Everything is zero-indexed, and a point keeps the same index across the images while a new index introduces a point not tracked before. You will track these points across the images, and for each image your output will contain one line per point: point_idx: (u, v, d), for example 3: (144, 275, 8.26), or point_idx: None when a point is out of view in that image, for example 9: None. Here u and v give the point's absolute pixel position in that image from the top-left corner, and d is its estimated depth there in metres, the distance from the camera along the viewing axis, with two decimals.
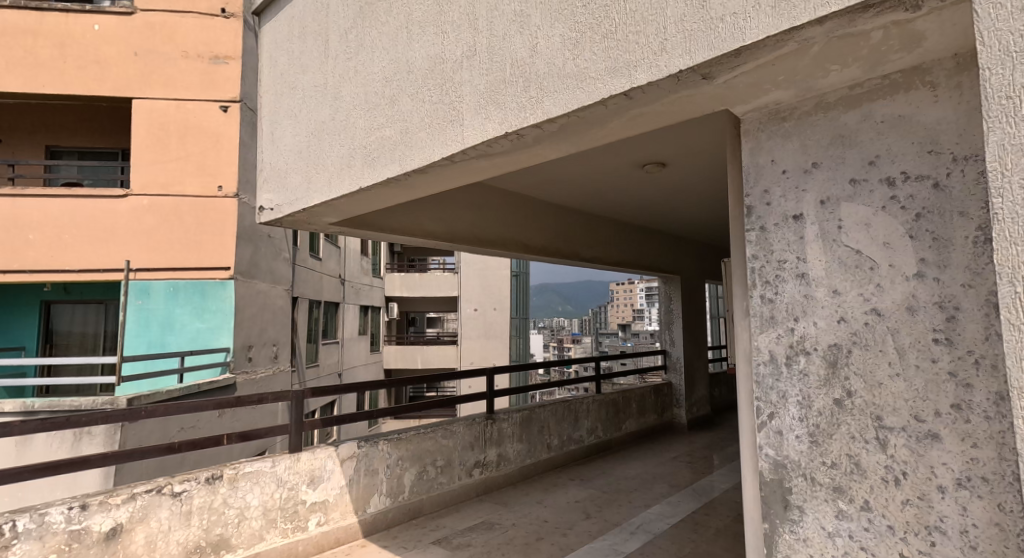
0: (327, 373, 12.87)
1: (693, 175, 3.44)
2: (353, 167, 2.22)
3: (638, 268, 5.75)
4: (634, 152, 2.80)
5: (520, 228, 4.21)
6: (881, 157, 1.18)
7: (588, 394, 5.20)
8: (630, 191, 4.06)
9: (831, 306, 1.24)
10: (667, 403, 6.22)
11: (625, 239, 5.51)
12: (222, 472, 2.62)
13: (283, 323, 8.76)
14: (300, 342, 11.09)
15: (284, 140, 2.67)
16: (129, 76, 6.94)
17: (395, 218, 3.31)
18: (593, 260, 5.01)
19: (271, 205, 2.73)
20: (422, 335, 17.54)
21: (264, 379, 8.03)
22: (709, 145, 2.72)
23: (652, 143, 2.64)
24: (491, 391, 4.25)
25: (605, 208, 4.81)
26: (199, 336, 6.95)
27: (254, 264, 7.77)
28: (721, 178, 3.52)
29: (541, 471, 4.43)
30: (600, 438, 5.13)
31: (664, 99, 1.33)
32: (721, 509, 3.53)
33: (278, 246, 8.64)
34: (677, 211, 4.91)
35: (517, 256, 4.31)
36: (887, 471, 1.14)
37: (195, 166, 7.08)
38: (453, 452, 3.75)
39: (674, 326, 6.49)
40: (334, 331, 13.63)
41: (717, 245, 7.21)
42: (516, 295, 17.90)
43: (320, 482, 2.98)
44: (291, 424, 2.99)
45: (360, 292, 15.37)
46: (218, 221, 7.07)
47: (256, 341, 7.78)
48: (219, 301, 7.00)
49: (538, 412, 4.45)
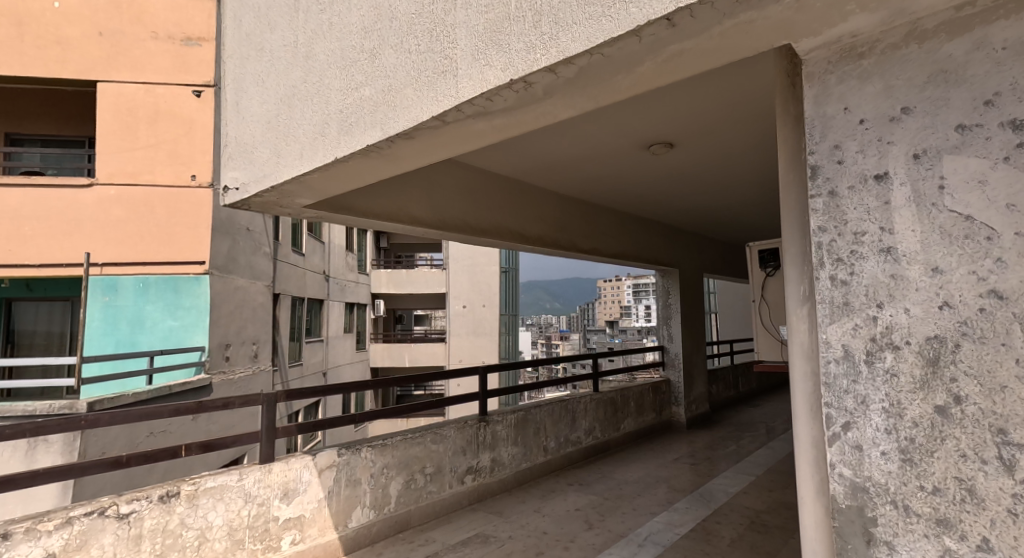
0: (310, 373, 12.47)
1: (702, 151, 3.19)
2: (327, 137, 1.92)
3: (636, 261, 5.50)
4: (643, 118, 2.55)
5: (515, 216, 3.94)
6: (1003, 94, 0.92)
7: (585, 393, 4.95)
8: (633, 174, 3.80)
9: (930, 288, 0.98)
10: (665, 401, 5.99)
11: (624, 230, 5.26)
12: (179, 489, 2.31)
13: (263, 320, 8.38)
14: (282, 340, 10.69)
15: (250, 110, 2.34)
16: (94, 58, 6.50)
17: (379, 201, 3.00)
18: (591, 251, 4.75)
19: (236, 184, 2.40)
20: (410, 333, 17.18)
21: (243, 380, 7.66)
22: (723, 108, 2.48)
23: (663, 103, 2.38)
24: (484, 391, 3.96)
25: (604, 196, 4.56)
26: (171, 335, 6.57)
27: (232, 258, 7.38)
28: (730, 154, 3.29)
29: (537, 475, 4.15)
30: (598, 439, 4.88)
31: (715, 27, 1.05)
32: (732, 516, 3.30)
33: (257, 240, 8.24)
34: (679, 200, 4.67)
35: (512, 247, 4.03)
36: (1014, 501, 0.88)
37: (167, 154, 6.68)
38: (443, 458, 3.46)
39: (672, 321, 6.25)
40: (318, 329, 13.24)
41: (716, 237, 6.99)
42: (505, 292, 17.64)
43: (295, 496, 2.67)
44: (261, 431, 2.66)
45: (346, 289, 14.97)
46: (192, 213, 6.68)
47: (234, 340, 7.40)
48: (193, 297, 6.61)
49: (533, 413, 4.18)
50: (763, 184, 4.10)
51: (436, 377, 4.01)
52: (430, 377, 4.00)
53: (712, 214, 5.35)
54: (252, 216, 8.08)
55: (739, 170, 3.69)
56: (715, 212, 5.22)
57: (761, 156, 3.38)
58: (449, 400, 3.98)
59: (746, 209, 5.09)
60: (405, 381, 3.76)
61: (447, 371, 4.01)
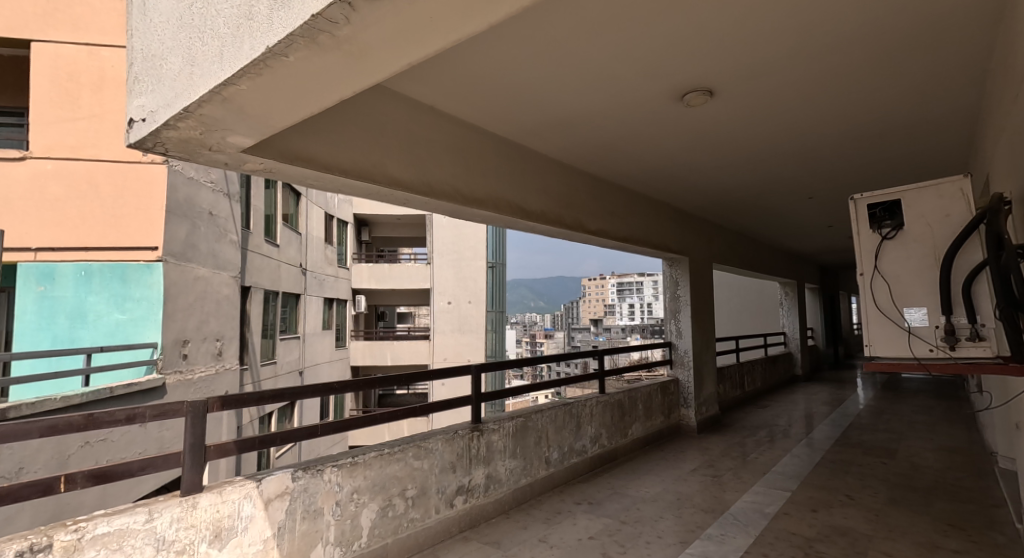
0: (284, 372, 11.67)
1: (749, 82, 2.68)
2: (255, 19, 1.27)
3: (647, 247, 4.94)
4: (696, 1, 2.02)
5: (516, 188, 3.34)
6: None
7: (590, 394, 4.36)
8: (654, 131, 3.25)
9: None
10: (674, 402, 5.44)
11: (634, 212, 4.69)
12: (51, 540, 1.66)
13: (229, 314, 7.62)
14: (252, 336, 9.92)
15: (159, 8, 1.67)
16: (29, 14, 5.68)
17: (345, 154, 2.33)
18: (600, 233, 4.17)
19: (142, 113, 1.72)
20: (392, 330, 16.46)
21: (203, 380, 6.90)
22: None
23: None
24: (477, 394, 3.33)
25: (615, 167, 3.98)
26: (117, 330, 5.80)
27: (191, 245, 6.61)
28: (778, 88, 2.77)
29: (538, 493, 3.56)
30: (605, 447, 4.31)
31: None
32: (779, 547, 2.75)
33: (222, 226, 7.46)
34: (697, 170, 4.14)
35: (510, 224, 3.43)
36: None
37: (114, 125, 5.92)
38: (428, 477, 2.83)
39: (681, 315, 5.67)
40: (293, 325, 12.44)
41: (724, 224, 6.47)
42: (491, 288, 17.05)
43: (230, 539, 2.03)
44: (184, 453, 1.97)
45: (324, 284, 14.16)
46: (144, 192, 5.92)
47: (193, 336, 6.64)
48: (144, 287, 5.87)
49: (535, 419, 3.59)
50: (795, 142, 3.61)
51: (421, 377, 3.36)
52: (413, 376, 3.33)
53: (727, 190, 4.83)
54: (217, 199, 7.29)
55: (774, 119, 3.20)
56: (733, 186, 4.70)
57: (805, 98, 2.88)
58: (437, 404, 3.32)
59: (765, 182, 4.59)
60: (384, 382, 3.09)
61: (436, 370, 3.36)
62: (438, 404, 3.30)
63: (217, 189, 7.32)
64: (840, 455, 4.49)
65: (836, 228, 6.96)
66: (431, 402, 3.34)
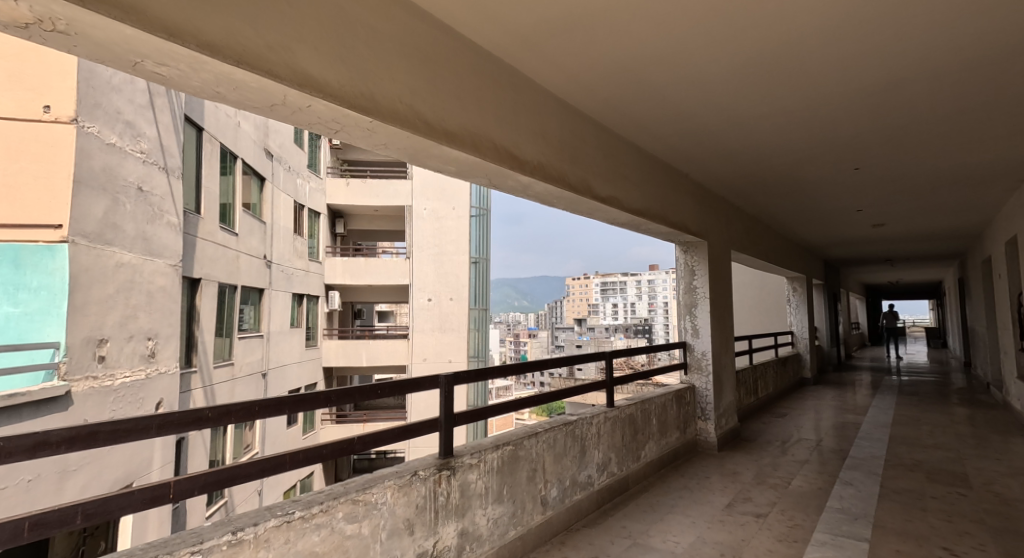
0: (245, 373, 10.56)
1: None
2: None
3: (663, 226, 4.05)
4: None
5: (507, 129, 2.40)
6: None
7: (596, 409, 3.44)
8: (698, 32, 2.32)
9: None
10: (689, 414, 4.56)
11: (649, 180, 3.78)
12: None
13: (166, 309, 6.49)
14: (201, 335, 8.79)
15: None
16: None
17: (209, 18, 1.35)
18: (611, 202, 3.24)
19: None
20: (369, 329, 15.33)
21: (128, 386, 5.80)
22: None
23: None
24: (450, 416, 2.38)
25: (632, 109, 3.05)
26: (7, 327, 4.53)
27: (111, 225, 5.50)
28: None
29: (530, 548, 2.64)
30: (615, 476, 3.41)
31: None
32: None
33: (157, 206, 6.37)
34: (733, 115, 3.24)
35: (497, 177, 2.47)
36: None
37: (5, 73, 4.60)
38: (369, 549, 1.88)
39: (697, 310, 4.78)
40: (256, 323, 11.31)
41: (741, 206, 5.61)
42: (475, 285, 16.15)
43: None
44: None
45: (293, 278, 13.01)
46: (42, 157, 4.81)
47: (115, 333, 5.56)
48: (44, 275, 4.79)
49: (526, 446, 2.67)
50: (874, 67, 2.73)
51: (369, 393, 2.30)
52: (355, 392, 2.25)
53: (760, 152, 3.93)
54: (148, 172, 6.20)
55: (866, 20, 2.29)
56: (769, 145, 3.80)
57: None
58: (391, 432, 2.18)
59: (810, 138, 3.70)
60: (306, 404, 2.09)
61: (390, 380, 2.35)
62: (392, 434, 2.18)
63: (151, 162, 6.24)
64: (901, 482, 3.61)
65: (862, 213, 6.15)
66: (381, 430, 2.16)
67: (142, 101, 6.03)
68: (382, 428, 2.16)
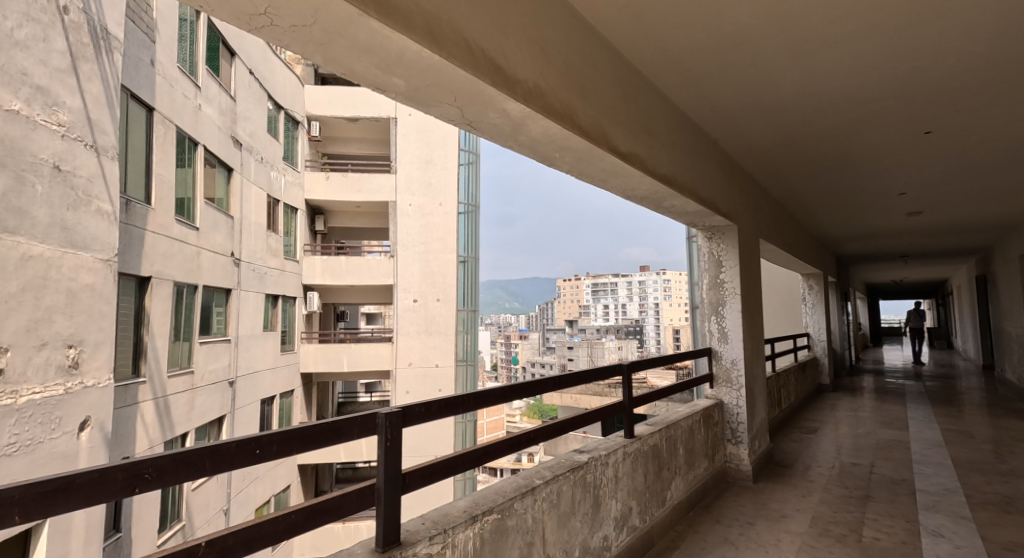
0: (208, 382, 9.57)
1: None
2: None
3: (691, 204, 3.20)
4: None
5: (489, 24, 1.55)
6: None
7: (612, 443, 2.57)
8: None
9: None
10: (718, 437, 3.73)
11: (678, 143, 2.94)
12: None
13: (94, 310, 5.51)
14: (152, 341, 7.81)
15: None
16: None
17: None
18: (633, 162, 2.39)
19: None
20: (351, 333, 13.92)
21: (41, 405, 4.84)
22: None
23: None
24: (389, 486, 1.51)
25: (660, 29, 2.21)
26: None
27: (10, 209, 4.55)
28: None
29: None
30: (636, 531, 2.56)
31: None
32: None
33: (82, 189, 5.39)
34: (798, 39, 2.37)
35: (467, 97, 1.62)
36: None
37: None
38: None
39: (725, 310, 3.94)
40: (222, 326, 10.31)
41: (768, 188, 4.79)
42: (464, 286, 15.21)
43: None
44: None
45: (267, 278, 12.00)
46: None
47: (19, 341, 4.64)
48: None
49: (514, 511, 1.81)
50: None
51: (239, 456, 1.33)
52: (206, 459, 1.28)
53: (814, 106, 3.08)
54: (70, 149, 5.25)
55: None
56: (829, 94, 2.94)
57: None
58: (279, 524, 1.32)
59: (885, 82, 2.85)
60: (98, 492, 1.13)
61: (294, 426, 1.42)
62: (278, 528, 1.32)
63: (72, 138, 5.28)
64: (1006, 533, 2.76)
65: (905, 199, 5.32)
66: (260, 522, 1.30)
67: (60, 64, 5.09)
68: (261, 520, 1.30)
